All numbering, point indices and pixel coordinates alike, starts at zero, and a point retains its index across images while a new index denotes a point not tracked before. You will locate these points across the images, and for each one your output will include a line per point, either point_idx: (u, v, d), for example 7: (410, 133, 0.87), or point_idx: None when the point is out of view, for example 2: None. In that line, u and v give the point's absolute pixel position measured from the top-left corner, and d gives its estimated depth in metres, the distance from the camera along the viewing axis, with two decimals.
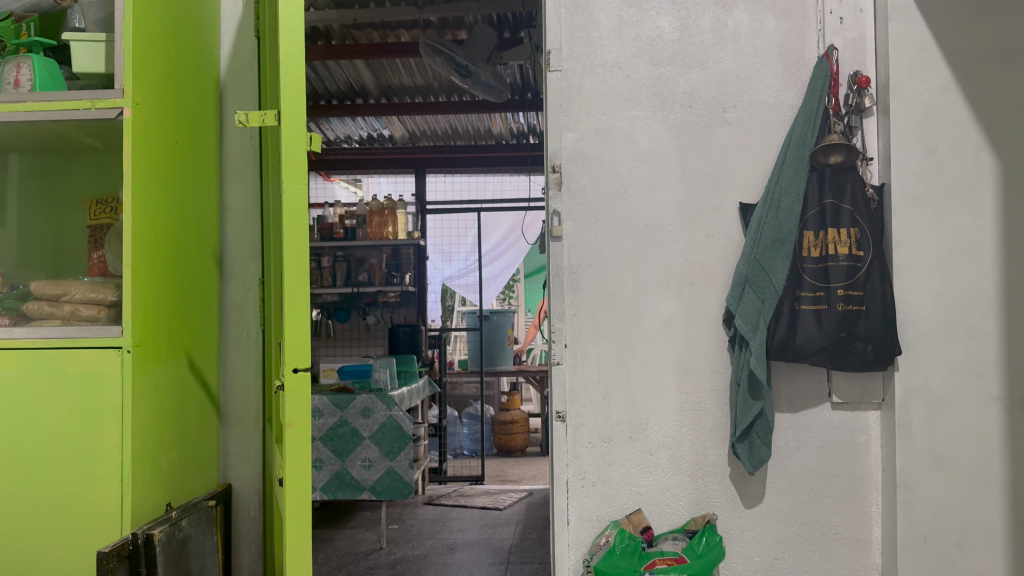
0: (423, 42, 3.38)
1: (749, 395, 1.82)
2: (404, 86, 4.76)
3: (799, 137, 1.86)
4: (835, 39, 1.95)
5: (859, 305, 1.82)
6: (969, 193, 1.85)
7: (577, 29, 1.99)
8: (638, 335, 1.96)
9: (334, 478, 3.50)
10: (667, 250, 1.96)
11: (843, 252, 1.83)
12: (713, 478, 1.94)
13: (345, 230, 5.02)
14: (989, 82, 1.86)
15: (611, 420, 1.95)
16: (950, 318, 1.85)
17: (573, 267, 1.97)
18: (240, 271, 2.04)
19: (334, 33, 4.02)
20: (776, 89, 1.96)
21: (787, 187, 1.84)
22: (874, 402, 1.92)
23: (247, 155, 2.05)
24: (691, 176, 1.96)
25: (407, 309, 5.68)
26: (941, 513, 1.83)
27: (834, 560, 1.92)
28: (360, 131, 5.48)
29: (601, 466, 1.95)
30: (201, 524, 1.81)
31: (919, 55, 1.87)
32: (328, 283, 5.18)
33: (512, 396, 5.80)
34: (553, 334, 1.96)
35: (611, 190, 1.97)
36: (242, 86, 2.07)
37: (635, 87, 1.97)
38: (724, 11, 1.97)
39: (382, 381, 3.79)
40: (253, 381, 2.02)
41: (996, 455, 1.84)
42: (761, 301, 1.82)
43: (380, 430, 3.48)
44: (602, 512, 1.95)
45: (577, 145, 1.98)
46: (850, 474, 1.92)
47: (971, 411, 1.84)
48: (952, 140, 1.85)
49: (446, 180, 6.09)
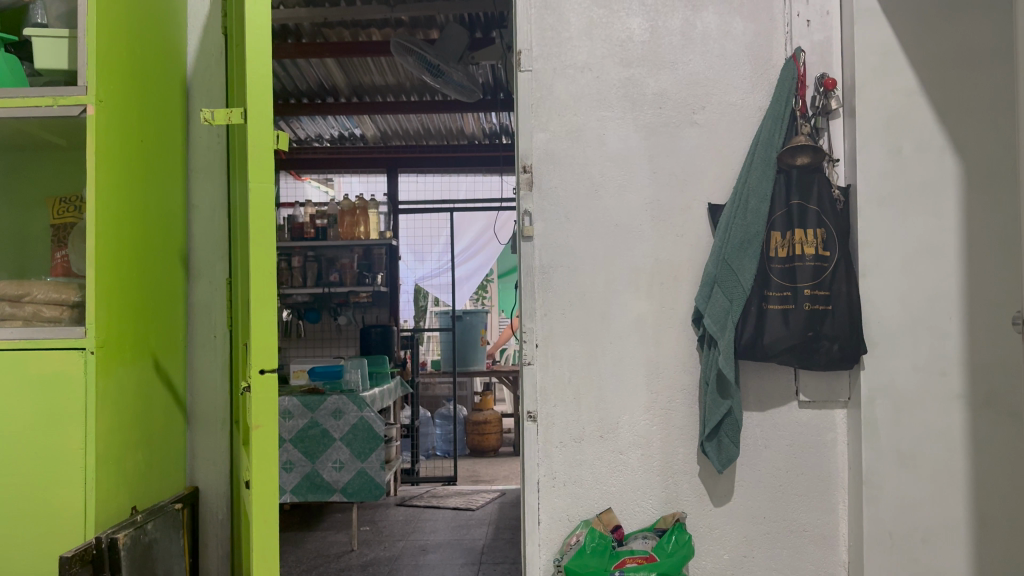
0: (394, 40, 3.38)
1: (717, 394, 1.84)
2: (375, 84, 4.72)
3: (767, 138, 1.89)
4: (802, 41, 1.98)
5: (825, 305, 1.85)
6: (933, 194, 1.88)
7: (548, 29, 1.99)
8: (608, 335, 1.97)
9: (306, 479, 3.47)
10: (637, 250, 1.97)
11: (809, 253, 1.86)
12: (683, 477, 1.95)
13: (316, 229, 4.96)
14: (954, 84, 1.89)
15: (582, 419, 1.96)
16: (914, 318, 1.88)
17: (544, 267, 1.97)
18: (208, 272, 2.01)
19: (305, 31, 3.99)
20: (745, 91, 1.98)
21: (754, 188, 1.86)
22: (841, 400, 1.95)
23: (215, 154, 2.03)
24: (661, 176, 1.98)
25: (379, 310, 5.68)
26: (905, 510, 1.86)
27: (802, 557, 1.95)
28: (331, 130, 5.44)
29: (572, 466, 1.96)
30: (168, 527, 1.79)
31: (885, 58, 1.90)
32: (299, 284, 5.11)
33: (483, 397, 5.79)
34: (524, 335, 1.96)
35: (582, 190, 1.98)
36: (209, 83, 2.04)
37: (606, 87, 1.98)
38: (693, 13, 1.99)
39: (356, 381, 3.80)
40: (220, 382, 2.00)
41: (960, 453, 1.87)
42: (729, 301, 1.84)
43: (352, 431, 3.47)
44: (573, 512, 1.95)
45: (548, 145, 1.98)
46: (817, 471, 1.95)
47: (935, 409, 1.87)
48: (916, 141, 1.88)
49: (420, 179, 5.97)
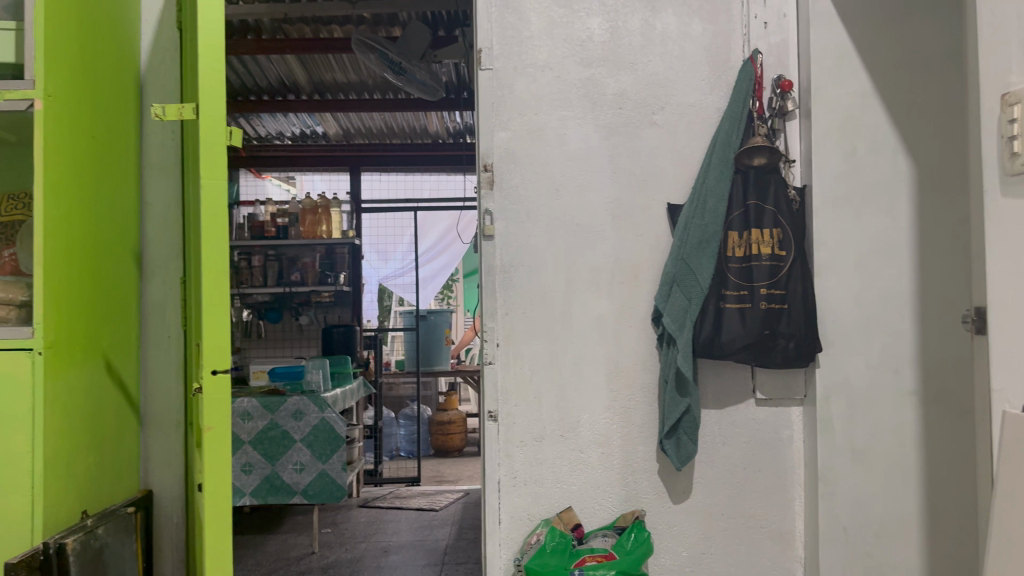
0: (355, 37, 3.36)
1: (676, 393, 1.85)
2: (337, 82, 4.66)
3: (724, 139, 1.90)
4: (759, 43, 2.00)
5: (781, 303, 1.87)
6: (886, 195, 1.92)
7: (508, 27, 1.98)
8: (569, 334, 1.97)
9: (265, 482, 3.42)
10: (598, 249, 1.98)
11: (766, 253, 1.87)
12: (643, 475, 1.96)
13: (277, 228, 4.93)
14: (906, 87, 1.92)
15: (543, 418, 1.96)
16: (868, 316, 1.92)
17: (505, 267, 1.97)
18: (161, 271, 1.98)
19: (265, 27, 3.93)
20: (703, 92, 1.99)
21: (712, 188, 1.88)
22: (797, 397, 1.98)
23: (169, 151, 1.99)
24: (621, 176, 1.98)
25: (342, 309, 5.57)
26: (859, 505, 1.89)
27: (759, 553, 1.97)
28: (293, 127, 5.37)
29: (533, 465, 1.95)
30: (120, 531, 1.75)
31: (840, 60, 1.92)
32: (259, 283, 5.04)
33: (448, 397, 5.80)
34: (485, 334, 1.95)
35: (542, 189, 1.98)
36: (164, 79, 2.00)
37: (566, 87, 1.98)
38: (652, 13, 2.00)
39: (317, 381, 3.78)
40: (174, 383, 1.96)
41: (912, 449, 1.91)
42: (688, 300, 1.86)
43: (313, 432, 3.44)
44: (533, 511, 1.95)
45: (508, 144, 1.98)
46: (773, 467, 1.97)
47: (888, 405, 1.91)
48: (870, 143, 1.92)
49: (383, 178, 5.91)
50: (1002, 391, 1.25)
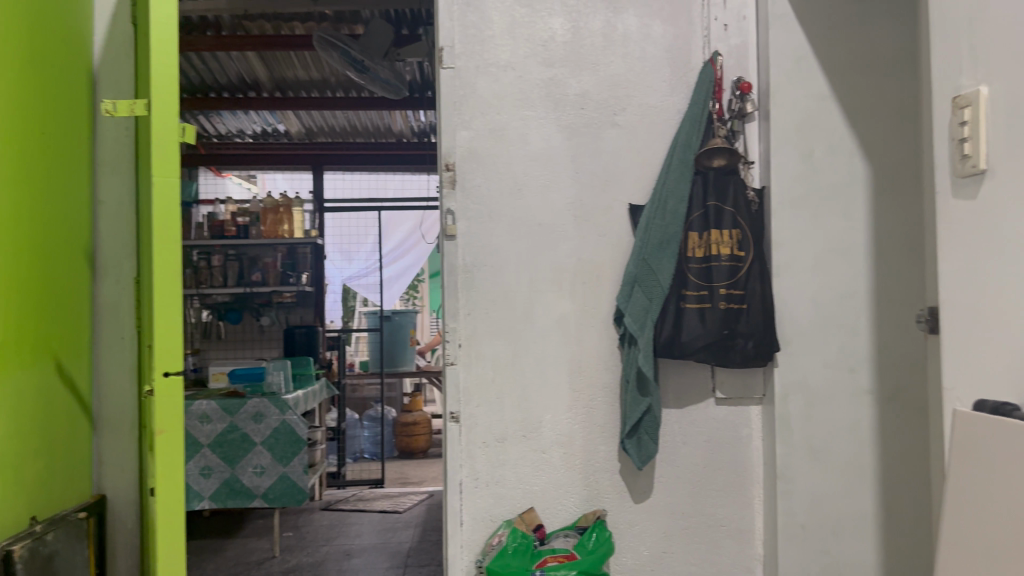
0: (318, 34, 3.36)
1: (637, 392, 1.86)
2: (299, 79, 4.60)
3: (684, 140, 1.91)
4: (719, 46, 2.02)
5: (740, 303, 1.89)
6: (842, 197, 1.95)
7: (470, 27, 1.97)
8: (531, 334, 1.97)
9: (224, 485, 3.35)
10: (560, 249, 1.98)
11: (725, 252, 1.89)
12: (604, 475, 1.96)
13: (238, 228, 4.85)
14: (863, 90, 1.95)
15: (505, 419, 1.95)
16: (825, 316, 1.94)
17: (467, 266, 1.96)
18: (115, 270, 1.93)
19: (225, 23, 3.86)
20: (665, 93, 2.00)
21: (672, 189, 1.89)
22: (756, 397, 2.00)
23: (123, 148, 1.94)
24: (583, 176, 1.99)
25: (304, 310, 5.56)
26: (816, 503, 1.92)
27: (719, 551, 1.99)
28: (254, 125, 5.30)
29: (495, 466, 1.95)
30: (71, 537, 1.70)
31: (798, 63, 1.94)
32: (219, 283, 4.95)
33: (414, 398, 5.79)
34: (446, 334, 1.93)
35: (504, 189, 1.97)
36: (118, 74, 1.95)
37: (528, 87, 1.98)
38: (614, 14, 2.00)
39: (278, 382, 3.75)
40: (128, 384, 1.92)
41: (867, 447, 1.94)
42: (649, 300, 1.87)
43: (274, 435, 3.40)
44: (495, 512, 1.94)
45: (470, 143, 1.97)
46: (733, 466, 1.99)
47: (845, 404, 1.94)
48: (827, 145, 1.94)
49: (347, 177, 5.86)
50: (953, 390, 1.28)
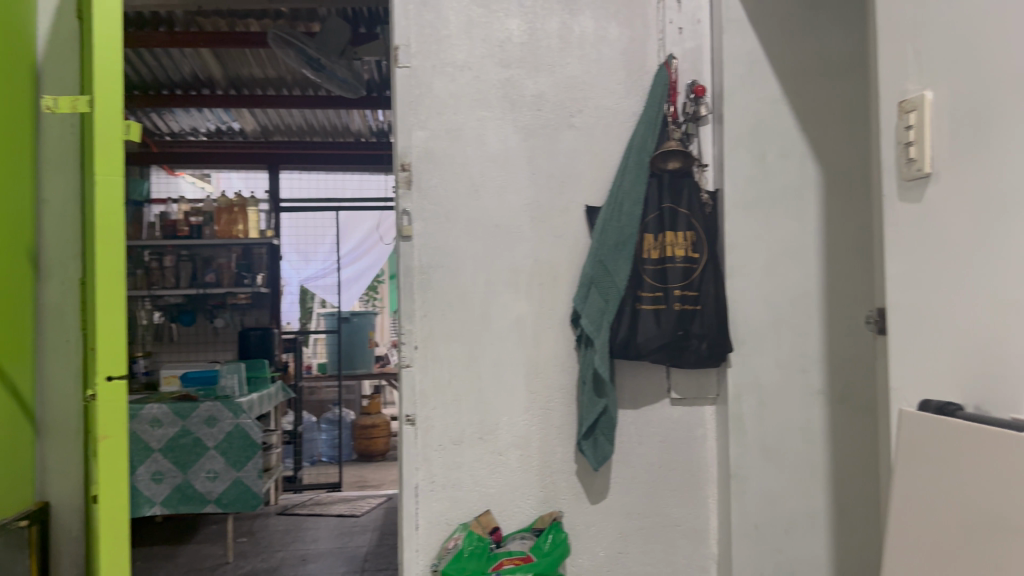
0: (272, 32, 3.30)
1: (594, 393, 1.86)
2: (255, 77, 4.52)
3: (639, 143, 1.92)
4: (674, 49, 2.04)
5: (694, 304, 1.90)
6: (794, 199, 1.97)
7: (426, 26, 1.95)
8: (488, 335, 1.96)
9: (176, 491, 3.27)
10: (517, 250, 1.98)
11: (680, 254, 1.90)
12: (561, 477, 1.96)
13: (190, 228, 4.76)
14: (813, 95, 1.98)
15: (461, 421, 1.94)
16: (777, 317, 1.97)
17: (423, 268, 1.94)
18: (60, 271, 1.87)
19: (178, 19, 3.78)
20: (620, 95, 2.01)
21: (628, 191, 1.90)
22: (710, 397, 2.02)
23: (69, 145, 1.89)
24: (540, 178, 1.98)
25: (260, 311, 5.44)
26: (769, 502, 1.94)
27: (674, 551, 2.00)
28: (208, 124, 5.20)
29: (451, 469, 1.93)
30: (12, 548, 1.70)
31: (752, 66, 1.96)
32: (171, 284, 4.85)
33: (371, 401, 5.63)
34: (402, 336, 1.92)
35: (460, 190, 1.96)
36: (63, 69, 1.90)
37: (485, 87, 1.97)
38: (571, 16, 2.01)
39: (231, 386, 3.66)
40: (74, 387, 1.86)
41: (818, 446, 1.97)
42: (605, 301, 1.88)
43: (227, 439, 3.34)
44: (451, 515, 1.93)
45: (426, 143, 1.95)
46: (688, 466, 2.01)
47: (797, 404, 1.96)
48: (779, 148, 1.97)
49: (303, 176, 5.75)
50: (900, 390, 1.30)
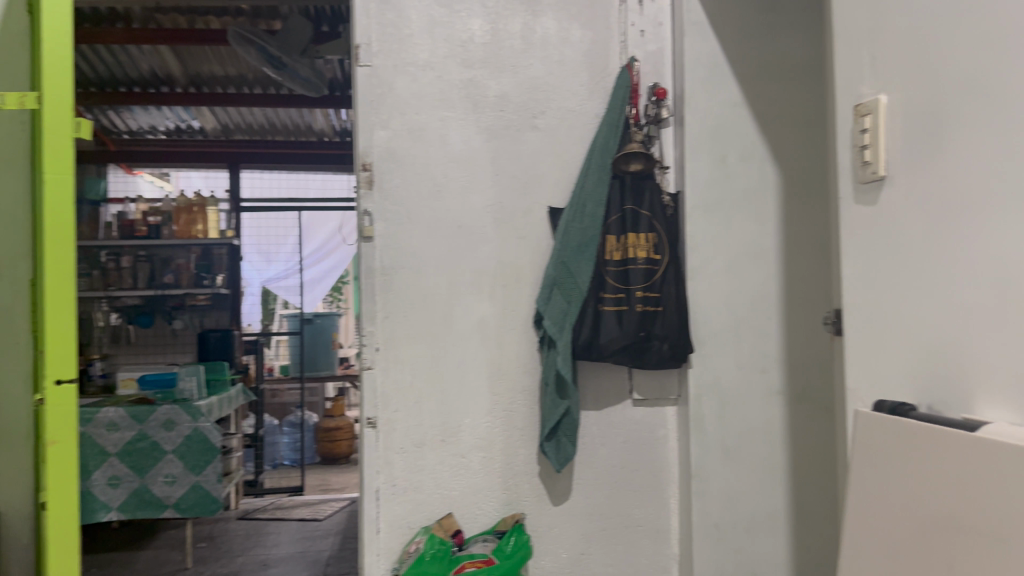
0: (232, 29, 3.24)
1: (556, 395, 1.86)
2: (215, 75, 4.45)
3: (602, 144, 1.92)
4: (636, 51, 2.04)
5: (656, 305, 1.91)
6: (754, 201, 1.99)
7: (388, 25, 1.93)
8: (451, 337, 1.95)
9: (134, 495, 3.21)
10: (480, 252, 1.97)
11: (642, 255, 1.91)
12: (524, 478, 1.96)
13: (148, 228, 4.69)
14: (773, 99, 2.01)
15: (424, 424, 1.92)
16: (737, 319, 1.99)
17: (385, 269, 1.92)
18: (8, 273, 1.82)
19: (135, 15, 3.70)
20: (583, 97, 2.02)
21: (591, 193, 1.90)
22: (671, 397, 2.03)
23: (18, 143, 1.83)
24: (503, 179, 1.98)
25: (220, 313, 5.36)
26: (729, 502, 1.95)
27: (636, 551, 2.01)
28: (167, 122, 5.11)
29: (413, 472, 1.92)
30: None
31: (712, 70, 1.98)
32: (129, 285, 4.77)
33: (336, 402, 5.55)
34: (364, 338, 1.90)
35: (423, 190, 1.94)
36: (12, 64, 1.84)
37: (447, 87, 1.96)
38: (533, 17, 2.00)
39: (189, 389, 3.60)
40: (24, 392, 1.81)
41: (778, 446, 1.99)
42: (568, 302, 1.88)
43: (185, 443, 3.28)
44: (413, 519, 1.91)
45: (388, 143, 1.93)
46: (650, 466, 2.02)
47: (756, 404, 1.98)
48: (739, 151, 1.98)
49: (265, 175, 5.63)
50: (856, 391, 1.32)
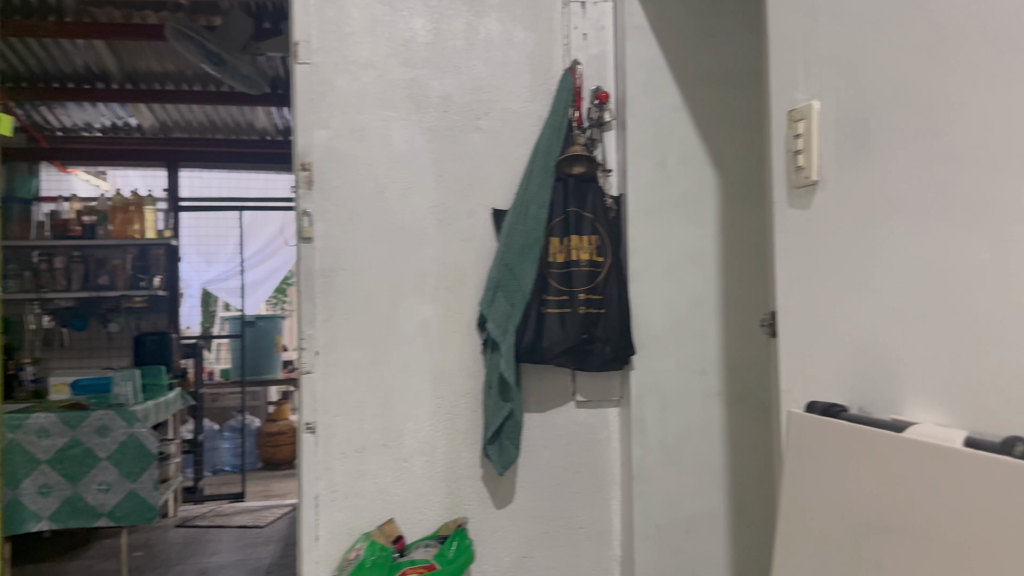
0: (169, 26, 3.15)
1: (499, 398, 1.86)
2: (153, 71, 4.33)
3: (545, 147, 1.92)
4: (579, 54, 2.05)
5: (598, 308, 1.91)
6: (694, 205, 2.02)
7: (328, 22, 1.90)
8: (392, 340, 1.92)
9: (64, 504, 3.08)
10: (423, 254, 1.95)
11: (585, 258, 1.89)
12: (467, 482, 1.94)
13: (82, 228, 4.55)
14: (712, 104, 2.03)
15: (365, 428, 1.89)
16: (678, 321, 2.00)
17: (325, 270, 1.88)
18: None
19: (67, 8, 3.58)
20: (526, 99, 2.01)
21: (533, 196, 1.90)
22: (613, 399, 2.04)
23: None
24: (446, 180, 1.96)
25: (158, 315, 5.17)
26: (671, 503, 1.97)
27: (578, 553, 2.01)
28: (103, 118, 4.97)
29: (353, 477, 1.88)
30: None
31: (653, 74, 1.99)
32: (61, 287, 4.61)
33: (279, 408, 5.49)
34: (303, 341, 1.86)
35: (364, 191, 1.91)
36: None
37: (389, 87, 1.93)
38: (476, 18, 1.99)
39: (125, 394, 3.50)
40: None
41: (717, 446, 2.01)
42: (511, 305, 1.87)
43: (120, 450, 3.18)
44: (353, 525, 1.88)
45: (329, 142, 1.90)
46: (593, 468, 2.02)
47: (697, 406, 2.00)
48: (679, 155, 2.00)
49: (204, 174, 5.51)
50: (789, 392, 1.34)
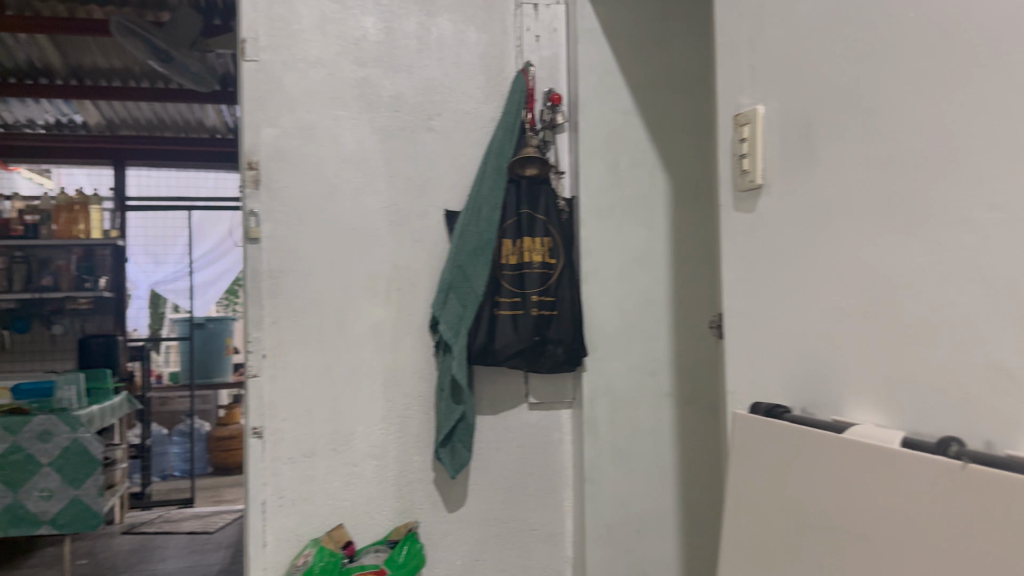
0: (114, 21, 3.06)
1: (451, 400, 1.84)
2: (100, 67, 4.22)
3: (497, 147, 1.91)
4: (532, 56, 2.04)
5: (551, 310, 1.91)
6: (645, 208, 2.03)
7: (276, 19, 1.87)
8: (342, 342, 1.90)
9: (4, 512, 2.99)
10: (374, 255, 1.92)
11: (537, 260, 1.90)
12: (418, 485, 1.92)
13: (24, 227, 4.41)
14: (663, 107, 2.05)
15: (314, 432, 1.86)
16: (629, 323, 2.01)
17: (273, 271, 1.85)
18: None
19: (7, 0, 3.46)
20: (479, 100, 2.00)
21: (486, 197, 1.89)
22: (566, 400, 2.04)
23: None
24: (398, 181, 1.94)
25: (103, 318, 5.06)
26: (622, 504, 1.98)
27: (531, 556, 2.01)
28: (47, 115, 4.82)
29: (302, 482, 1.85)
30: None
31: (605, 77, 2.00)
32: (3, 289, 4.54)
33: (229, 411, 5.40)
34: (250, 344, 1.82)
35: (314, 191, 1.88)
36: None
37: (339, 86, 1.91)
38: (428, 17, 1.98)
39: (69, 398, 3.40)
40: None
41: (667, 447, 2.03)
42: (463, 306, 1.85)
43: (63, 456, 3.08)
44: (302, 531, 1.85)
45: (277, 141, 1.86)
46: (545, 470, 2.02)
47: (648, 407, 2.01)
48: (631, 158, 2.02)
49: (152, 173, 5.38)
50: (735, 394, 1.35)
